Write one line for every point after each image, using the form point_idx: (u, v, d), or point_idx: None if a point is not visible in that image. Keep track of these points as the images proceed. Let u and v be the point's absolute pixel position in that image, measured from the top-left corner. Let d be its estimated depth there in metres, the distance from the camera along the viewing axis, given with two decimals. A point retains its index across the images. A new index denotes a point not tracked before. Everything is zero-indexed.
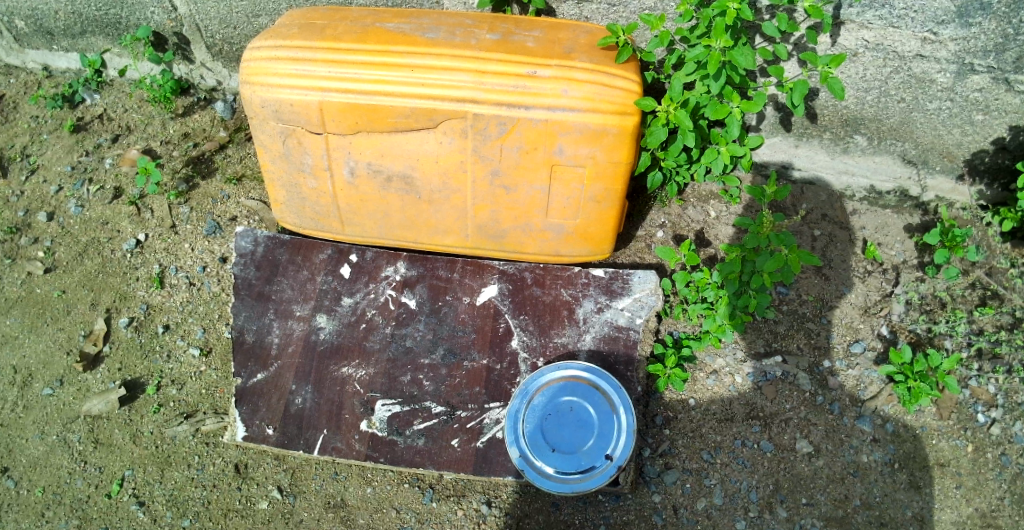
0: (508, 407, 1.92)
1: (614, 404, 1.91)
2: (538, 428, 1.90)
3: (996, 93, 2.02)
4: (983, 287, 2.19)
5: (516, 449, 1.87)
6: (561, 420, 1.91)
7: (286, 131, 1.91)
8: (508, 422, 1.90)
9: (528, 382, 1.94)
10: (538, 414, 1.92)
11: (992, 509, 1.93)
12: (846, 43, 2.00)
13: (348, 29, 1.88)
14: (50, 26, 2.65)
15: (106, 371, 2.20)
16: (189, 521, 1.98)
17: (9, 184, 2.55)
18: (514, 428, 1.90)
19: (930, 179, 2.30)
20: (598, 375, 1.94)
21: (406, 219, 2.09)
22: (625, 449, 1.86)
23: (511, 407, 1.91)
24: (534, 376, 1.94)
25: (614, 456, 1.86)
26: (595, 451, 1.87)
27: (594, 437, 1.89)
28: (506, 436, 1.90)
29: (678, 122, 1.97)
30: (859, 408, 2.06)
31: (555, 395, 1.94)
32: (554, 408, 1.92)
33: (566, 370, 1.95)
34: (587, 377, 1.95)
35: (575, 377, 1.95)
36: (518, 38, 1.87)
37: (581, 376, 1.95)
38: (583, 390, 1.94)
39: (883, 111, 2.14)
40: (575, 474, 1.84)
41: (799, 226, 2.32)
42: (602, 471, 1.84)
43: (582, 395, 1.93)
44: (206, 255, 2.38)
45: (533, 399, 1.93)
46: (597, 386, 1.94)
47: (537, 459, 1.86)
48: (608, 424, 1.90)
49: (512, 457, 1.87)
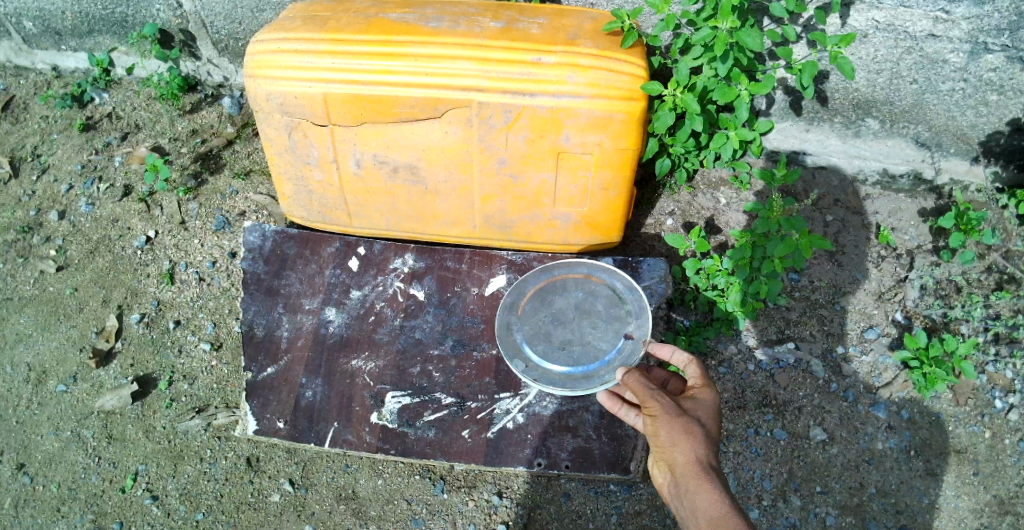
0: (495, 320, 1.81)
1: (616, 287, 1.80)
2: (538, 332, 1.76)
3: (1011, 73, 1.96)
4: (999, 272, 2.16)
5: (517, 360, 1.72)
6: (560, 318, 1.78)
7: (291, 124, 1.91)
8: (497, 335, 1.77)
9: (518, 293, 1.84)
10: (532, 319, 1.79)
11: (1010, 496, 1.90)
12: (856, 24, 1.97)
13: (351, 21, 1.87)
14: (58, 26, 2.66)
15: (119, 366, 2.22)
16: (202, 515, 2.00)
17: (21, 184, 2.57)
18: (505, 341, 1.76)
19: (945, 162, 2.25)
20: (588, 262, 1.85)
21: (413, 210, 2.08)
22: (644, 325, 1.72)
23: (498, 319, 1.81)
24: (519, 280, 1.84)
25: (636, 334, 1.71)
26: (611, 335, 1.73)
27: (605, 323, 1.75)
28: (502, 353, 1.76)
29: (686, 106, 1.95)
30: (874, 395, 2.04)
31: (545, 295, 1.82)
32: (548, 309, 1.80)
33: (554, 265, 1.86)
34: (577, 266, 1.86)
35: (565, 268, 1.86)
36: (522, 26, 1.85)
37: (568, 265, 1.86)
38: (578, 281, 1.84)
39: (895, 93, 2.10)
40: (597, 365, 1.68)
41: (809, 212, 2.29)
42: (627, 351, 1.69)
43: (577, 287, 1.83)
44: (215, 251, 2.38)
45: (521, 307, 1.82)
46: (592, 276, 1.84)
47: (545, 363, 1.72)
48: (617, 311, 1.77)
49: (515, 372, 1.71)
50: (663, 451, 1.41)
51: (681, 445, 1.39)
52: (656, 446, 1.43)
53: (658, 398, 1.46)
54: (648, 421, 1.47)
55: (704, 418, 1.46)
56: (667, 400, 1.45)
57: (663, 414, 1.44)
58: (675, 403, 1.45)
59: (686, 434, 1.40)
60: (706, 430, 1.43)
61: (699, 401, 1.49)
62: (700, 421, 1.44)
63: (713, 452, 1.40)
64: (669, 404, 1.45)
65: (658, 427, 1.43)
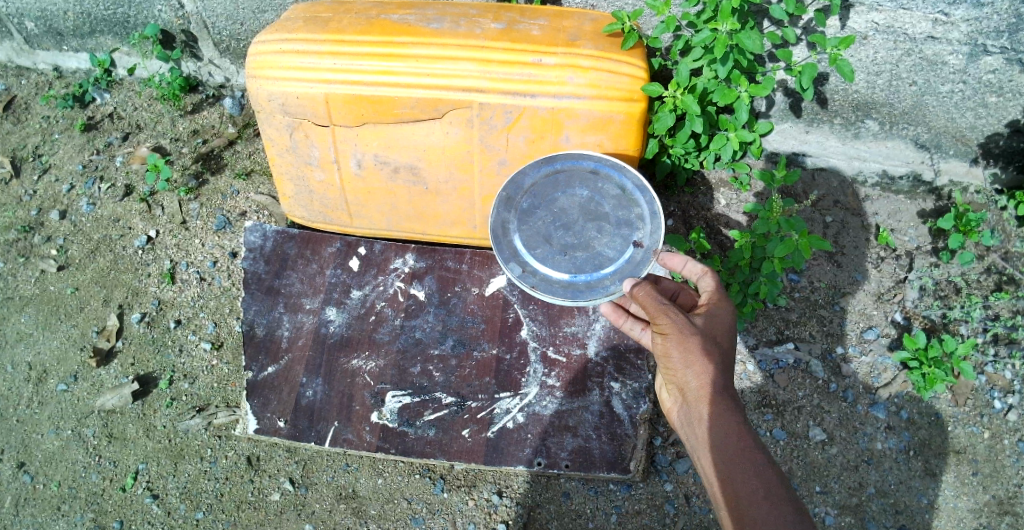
0: (490, 218, 1.75)
1: (625, 186, 1.73)
2: (539, 234, 1.74)
3: (1010, 75, 1.97)
4: (998, 273, 2.17)
5: (515, 266, 1.72)
6: (562, 220, 1.74)
7: (292, 124, 1.92)
8: (493, 235, 1.73)
9: (514, 185, 1.75)
10: (532, 219, 1.75)
11: (1009, 496, 1.92)
12: (855, 26, 1.97)
13: (352, 21, 1.88)
14: (60, 26, 2.66)
15: (119, 366, 2.22)
16: (202, 514, 2.01)
17: (22, 184, 2.58)
18: (502, 242, 1.73)
19: (943, 163, 2.26)
20: (596, 154, 1.73)
21: (414, 211, 2.07)
22: (654, 232, 1.70)
23: (494, 215, 1.75)
24: (519, 171, 1.74)
25: (645, 243, 1.70)
26: (618, 242, 1.71)
27: (612, 228, 1.73)
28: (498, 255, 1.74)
29: (685, 107, 1.97)
30: (873, 396, 2.05)
31: (546, 191, 1.76)
32: (549, 206, 1.75)
33: (557, 157, 1.74)
34: (583, 160, 1.75)
35: (569, 162, 1.75)
36: (522, 27, 1.86)
37: (573, 160, 1.75)
38: (583, 177, 1.76)
39: (894, 94, 2.11)
40: (602, 275, 1.69)
41: (809, 213, 2.29)
42: (636, 262, 1.69)
43: (583, 184, 1.76)
44: (216, 250, 2.39)
45: (520, 204, 1.76)
46: (599, 171, 1.75)
47: (547, 270, 1.72)
48: (625, 214, 1.73)
49: (513, 277, 1.71)
50: (675, 368, 1.48)
51: (693, 365, 1.45)
52: (667, 362, 1.50)
53: (669, 314, 1.50)
54: (660, 337, 1.51)
55: (717, 335, 1.50)
56: (678, 317, 1.49)
57: (674, 331, 1.48)
58: (687, 319, 1.48)
59: (698, 354, 1.45)
60: (719, 347, 1.48)
61: (713, 319, 1.53)
62: (713, 339, 1.48)
63: (725, 370, 1.45)
64: (681, 320, 1.48)
65: (671, 346, 1.48)
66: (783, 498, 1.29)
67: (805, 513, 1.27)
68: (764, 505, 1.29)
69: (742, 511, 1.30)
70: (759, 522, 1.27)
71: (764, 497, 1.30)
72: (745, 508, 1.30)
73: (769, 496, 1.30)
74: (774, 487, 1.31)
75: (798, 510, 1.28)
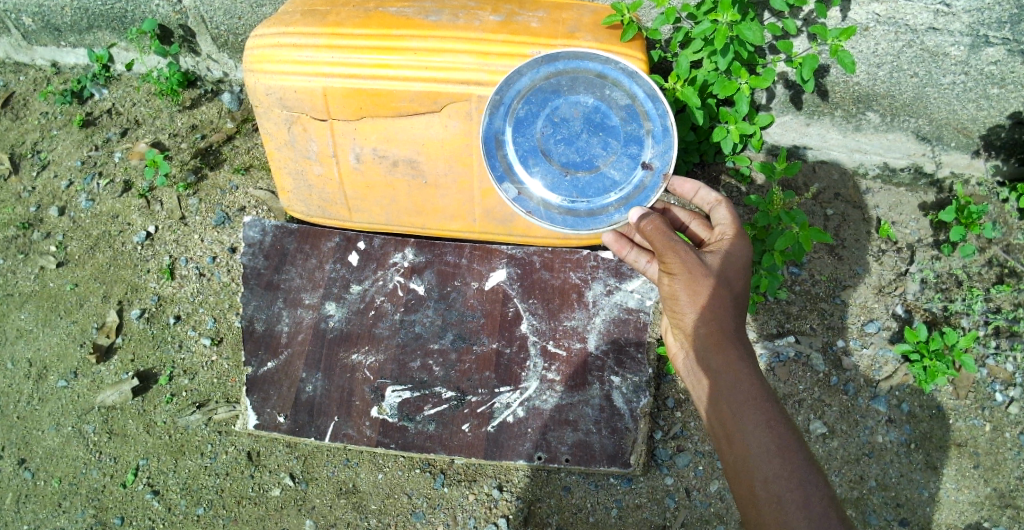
0: (481, 128, 1.70)
1: (637, 95, 1.69)
2: (537, 149, 1.71)
3: (1012, 66, 1.96)
4: (1000, 265, 2.17)
5: (510, 186, 1.70)
6: (563, 133, 1.71)
7: (290, 118, 1.91)
8: (484, 148, 1.69)
9: (508, 91, 1.69)
10: (529, 129, 1.71)
11: (1010, 490, 1.92)
12: (856, 17, 1.95)
13: (350, 14, 1.86)
14: (57, 22, 2.64)
15: (119, 362, 2.22)
16: (203, 509, 2.01)
17: (20, 180, 2.57)
18: (495, 157, 1.70)
19: (945, 155, 2.24)
20: (604, 57, 1.67)
21: (413, 204, 2.05)
22: (665, 153, 1.68)
23: (485, 126, 1.69)
24: (516, 71, 1.66)
25: (654, 165, 1.69)
26: (626, 163, 1.70)
27: (619, 146, 1.71)
28: (490, 172, 1.71)
29: (685, 99, 1.99)
30: (874, 389, 2.04)
31: (545, 97, 1.70)
32: (550, 113, 1.70)
33: (560, 57, 1.68)
34: (590, 62, 1.69)
35: (573, 63, 1.69)
36: (521, 19, 1.84)
37: (578, 61, 1.69)
38: (588, 81, 1.70)
39: (896, 86, 2.09)
40: (606, 202, 1.71)
41: (810, 205, 2.28)
42: (644, 187, 1.69)
43: (587, 90, 1.70)
44: (216, 246, 2.38)
45: (516, 111, 1.70)
46: (606, 75, 1.69)
47: (545, 192, 1.71)
48: (633, 129, 1.70)
49: (507, 199, 1.70)
50: (683, 310, 1.50)
51: (701, 308, 1.47)
52: (674, 302, 1.52)
53: (676, 252, 1.48)
54: (667, 275, 1.51)
55: (730, 277, 1.50)
56: (687, 256, 1.48)
57: (681, 271, 1.48)
58: (696, 258, 1.48)
59: (705, 297, 1.46)
60: (728, 287, 1.48)
61: (726, 260, 1.53)
62: (720, 279, 1.48)
63: (733, 314, 1.47)
64: (690, 259, 1.48)
65: (678, 287, 1.49)
66: (792, 446, 1.33)
67: (813, 462, 1.31)
68: (772, 453, 1.33)
69: (750, 461, 1.34)
70: (766, 470, 1.32)
71: (772, 445, 1.33)
72: (753, 457, 1.33)
73: (777, 445, 1.33)
74: (782, 436, 1.34)
75: (808, 457, 1.32)
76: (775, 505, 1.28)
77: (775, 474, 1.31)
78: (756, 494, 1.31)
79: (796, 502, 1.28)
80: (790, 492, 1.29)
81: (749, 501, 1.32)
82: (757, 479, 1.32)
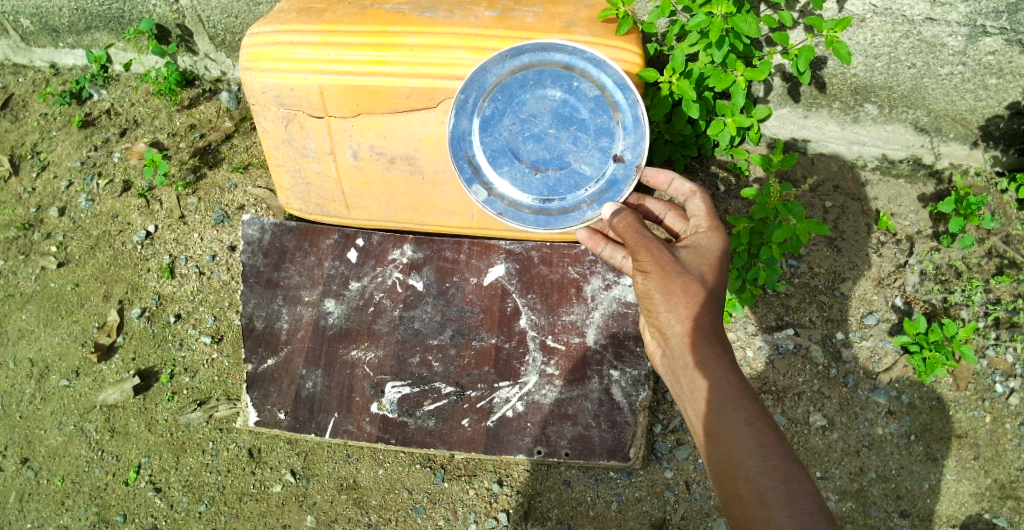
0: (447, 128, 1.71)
1: (607, 86, 1.70)
2: (506, 148, 1.73)
3: (1010, 56, 1.95)
4: (999, 256, 2.17)
5: (479, 188, 1.74)
6: (531, 129, 1.72)
7: (287, 116, 1.91)
8: (451, 150, 1.72)
9: (472, 89, 1.69)
10: (497, 127, 1.72)
11: (1011, 481, 1.93)
12: (853, 8, 1.95)
13: (347, 11, 1.87)
14: (56, 23, 2.65)
15: (120, 361, 2.23)
16: (204, 506, 2.02)
17: (20, 181, 2.58)
18: (463, 160, 1.73)
19: (944, 146, 2.23)
20: (570, 47, 1.67)
21: (411, 201, 2.05)
22: (636, 145, 1.70)
23: (452, 126, 1.71)
24: (481, 68, 1.67)
25: (626, 157, 1.71)
26: (597, 157, 1.72)
27: (591, 141, 1.72)
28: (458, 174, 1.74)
29: (682, 93, 1.97)
30: (874, 381, 2.04)
31: (512, 92, 1.71)
32: (517, 110, 1.72)
33: (525, 49, 1.67)
34: (556, 54, 1.68)
35: (538, 55, 1.69)
36: (517, 14, 1.83)
37: (544, 53, 1.68)
38: (556, 73, 1.70)
39: (894, 78, 2.08)
40: (578, 199, 1.73)
41: (808, 198, 2.28)
42: (616, 180, 1.72)
43: (554, 82, 1.71)
44: (215, 244, 2.38)
45: (483, 109, 1.72)
46: (574, 66, 1.69)
47: (515, 192, 1.75)
48: (604, 121, 1.72)
49: (477, 201, 1.74)
50: (658, 309, 1.51)
51: (676, 306, 1.48)
52: (651, 301, 1.53)
53: (648, 250, 1.50)
54: (642, 275, 1.53)
55: (704, 271, 1.51)
56: (660, 253, 1.49)
57: (655, 270, 1.49)
58: (668, 255, 1.49)
59: (681, 295, 1.47)
60: (703, 282, 1.49)
61: (702, 255, 1.54)
62: (696, 276, 1.49)
63: (709, 309, 1.47)
64: (662, 257, 1.49)
65: (653, 285, 1.50)
66: (772, 441, 1.33)
67: (795, 456, 1.31)
68: (753, 449, 1.33)
69: (731, 458, 1.34)
70: (749, 467, 1.32)
71: (753, 441, 1.33)
72: (736, 455, 1.33)
73: (758, 441, 1.33)
74: (762, 432, 1.34)
75: (790, 451, 1.32)
76: (759, 502, 1.28)
77: (758, 471, 1.30)
78: (740, 492, 1.31)
79: (780, 499, 1.28)
80: (774, 488, 1.29)
81: (734, 499, 1.31)
82: (741, 476, 1.31)
